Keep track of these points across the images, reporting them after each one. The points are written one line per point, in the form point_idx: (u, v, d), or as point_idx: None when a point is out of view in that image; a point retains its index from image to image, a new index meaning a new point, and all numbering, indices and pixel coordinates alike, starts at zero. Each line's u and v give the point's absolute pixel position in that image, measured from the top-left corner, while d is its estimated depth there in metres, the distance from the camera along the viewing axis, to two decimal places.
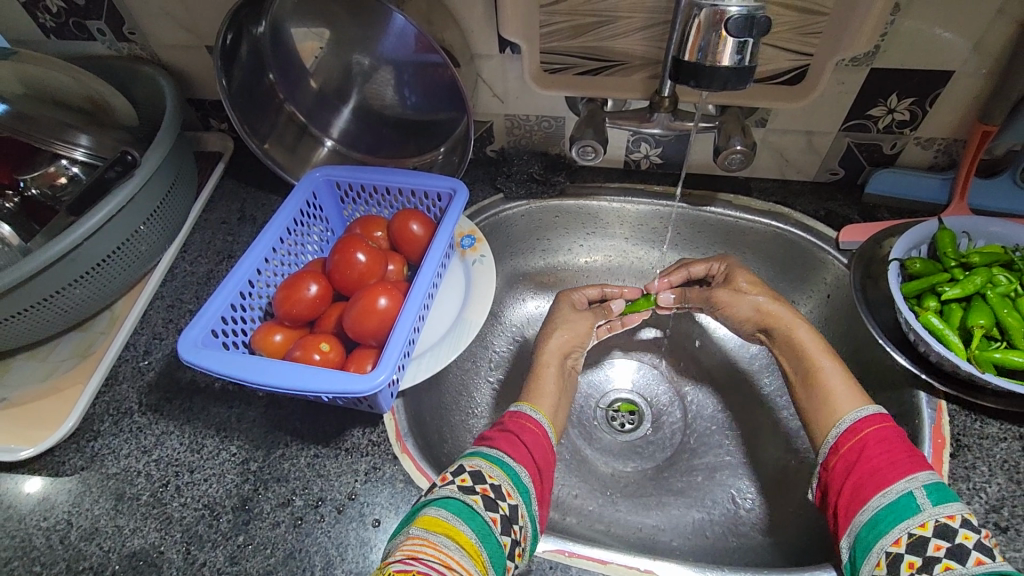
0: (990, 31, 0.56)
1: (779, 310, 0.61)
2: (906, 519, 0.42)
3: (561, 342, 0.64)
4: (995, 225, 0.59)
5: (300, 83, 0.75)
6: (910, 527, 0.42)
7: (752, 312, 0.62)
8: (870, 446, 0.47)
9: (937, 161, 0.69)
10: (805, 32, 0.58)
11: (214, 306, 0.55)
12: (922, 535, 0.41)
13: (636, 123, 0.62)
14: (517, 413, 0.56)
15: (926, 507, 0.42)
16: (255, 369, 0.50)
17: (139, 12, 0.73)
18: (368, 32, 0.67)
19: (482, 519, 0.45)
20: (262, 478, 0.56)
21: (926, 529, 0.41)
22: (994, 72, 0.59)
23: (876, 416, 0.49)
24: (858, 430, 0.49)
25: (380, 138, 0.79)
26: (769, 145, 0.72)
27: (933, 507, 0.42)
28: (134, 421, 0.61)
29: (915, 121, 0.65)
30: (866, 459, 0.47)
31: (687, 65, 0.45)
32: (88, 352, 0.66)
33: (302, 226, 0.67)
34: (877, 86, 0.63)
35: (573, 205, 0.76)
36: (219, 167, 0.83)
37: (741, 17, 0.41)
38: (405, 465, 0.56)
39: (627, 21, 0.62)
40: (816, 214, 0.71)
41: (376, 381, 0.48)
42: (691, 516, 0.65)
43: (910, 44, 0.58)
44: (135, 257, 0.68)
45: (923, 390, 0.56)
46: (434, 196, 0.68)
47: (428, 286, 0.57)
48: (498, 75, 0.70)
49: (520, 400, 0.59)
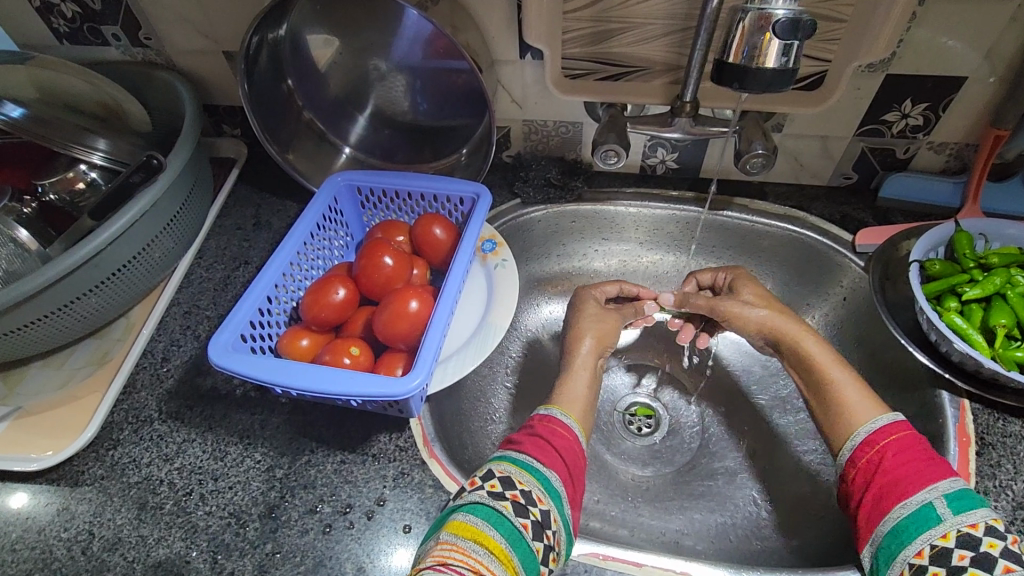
0: (1002, 39, 0.58)
1: (786, 324, 0.61)
2: (928, 530, 0.43)
3: (594, 342, 0.64)
4: (1011, 228, 0.60)
5: (317, 90, 0.74)
6: (932, 539, 0.42)
7: (759, 327, 0.63)
8: (887, 458, 0.48)
9: (948, 165, 0.70)
10: (827, 39, 0.60)
11: (242, 310, 0.54)
12: (944, 546, 0.41)
13: (656, 127, 0.62)
14: (548, 417, 0.56)
15: (948, 517, 0.42)
16: (289, 373, 0.49)
17: (155, 17, 0.73)
18: (387, 38, 0.67)
19: (511, 525, 0.44)
20: (288, 485, 0.55)
21: (948, 539, 0.42)
22: (1005, 79, 0.61)
23: (894, 424, 0.50)
24: (875, 442, 0.49)
25: (396, 143, 0.80)
26: (784, 150, 0.73)
27: (955, 517, 0.42)
28: (154, 429, 0.60)
29: (928, 126, 0.66)
30: (883, 471, 0.47)
31: (731, 66, 0.45)
32: (105, 359, 0.65)
33: (324, 230, 0.67)
34: (892, 92, 0.64)
35: (589, 210, 0.77)
36: (234, 173, 0.83)
37: (788, 20, 0.42)
38: (434, 471, 0.56)
39: (647, 27, 0.63)
40: (831, 217, 0.72)
41: (411, 385, 0.48)
42: (713, 519, 0.65)
43: (924, 52, 0.60)
44: (153, 264, 0.68)
45: (945, 389, 0.57)
46: (456, 201, 0.68)
47: (456, 289, 0.57)
48: (518, 80, 0.71)
49: (548, 404, 0.59)
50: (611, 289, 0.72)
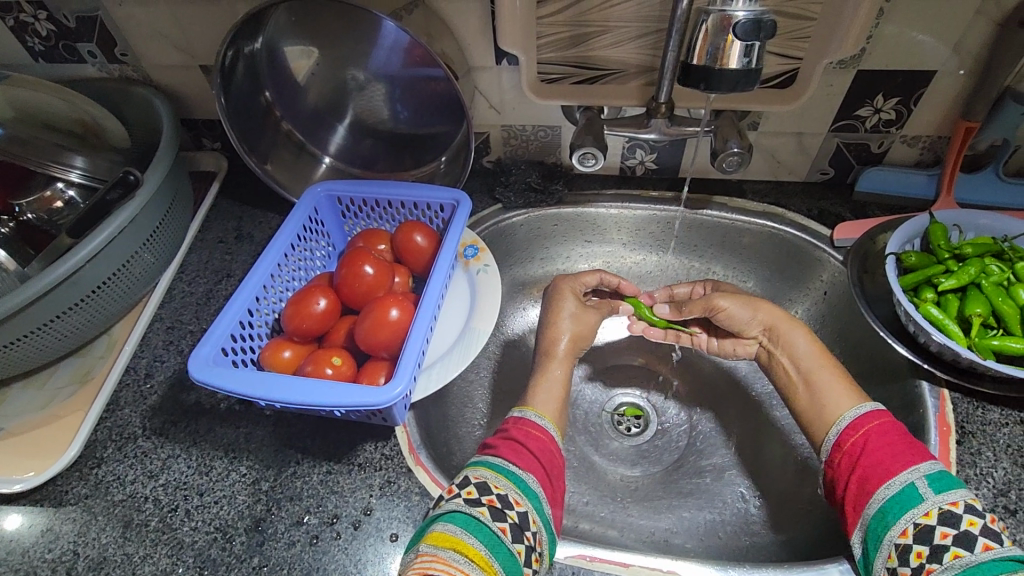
0: (969, 32, 0.59)
1: (777, 315, 0.62)
2: (912, 509, 0.43)
3: (571, 339, 0.66)
4: (984, 218, 0.61)
5: (295, 101, 0.75)
6: (916, 517, 0.43)
7: (753, 317, 0.63)
8: (872, 440, 0.48)
9: (922, 158, 0.71)
10: (795, 36, 0.60)
11: (222, 324, 0.54)
12: (928, 524, 0.42)
13: (633, 129, 0.64)
14: (521, 419, 0.56)
15: (930, 495, 0.43)
16: (270, 385, 0.49)
17: (131, 33, 0.73)
18: (363, 48, 0.67)
19: (489, 530, 0.45)
20: (274, 498, 0.55)
21: (930, 517, 0.42)
22: (974, 71, 0.62)
23: (874, 411, 0.51)
24: (859, 426, 0.50)
25: (376, 152, 0.80)
26: (761, 148, 0.73)
27: (937, 494, 0.43)
28: (138, 445, 0.59)
29: (901, 120, 0.67)
30: (868, 453, 0.48)
31: (695, 68, 0.46)
32: (87, 377, 0.65)
33: (305, 241, 0.67)
34: (863, 88, 0.65)
35: (570, 213, 0.77)
36: (215, 186, 0.83)
37: (749, 21, 0.42)
38: (420, 478, 0.56)
39: (619, 31, 0.63)
40: (809, 213, 0.73)
41: (392, 393, 0.48)
42: (702, 517, 0.66)
43: (894, 47, 0.61)
44: (134, 280, 0.67)
45: (925, 379, 0.58)
46: (436, 207, 0.68)
47: (437, 296, 0.57)
48: (494, 86, 0.72)
49: (522, 406, 0.59)
50: (591, 280, 0.71)
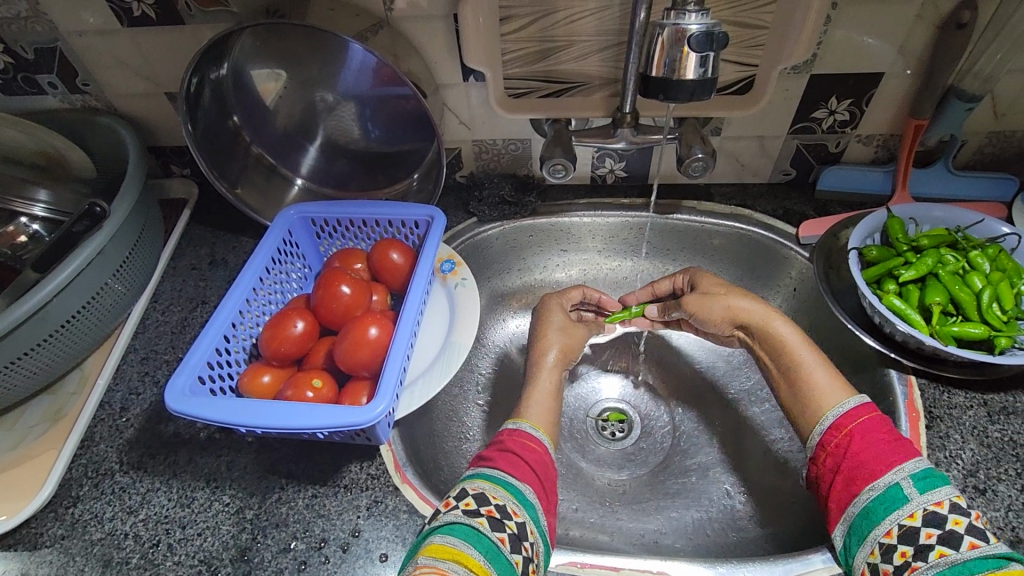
0: (911, 35, 0.62)
1: (754, 308, 0.63)
2: (896, 510, 0.44)
3: (560, 353, 0.67)
4: (938, 211, 0.64)
5: (264, 124, 0.74)
6: (900, 519, 0.44)
7: (727, 313, 0.64)
8: (855, 440, 0.49)
9: (877, 155, 0.74)
10: (749, 45, 0.62)
11: (199, 352, 0.53)
12: (912, 525, 0.43)
13: (600, 139, 0.65)
14: (517, 431, 0.57)
15: (915, 496, 0.44)
16: (250, 411, 0.49)
17: (93, 63, 0.72)
18: (330, 70, 0.68)
19: (489, 541, 0.45)
20: (260, 526, 0.54)
21: (916, 518, 0.43)
22: (919, 72, 0.65)
23: (861, 407, 0.51)
24: (844, 426, 0.51)
25: (349, 172, 0.80)
26: (725, 152, 0.76)
27: (921, 496, 0.44)
28: (115, 481, 0.58)
29: (855, 120, 0.70)
30: (852, 453, 0.49)
31: (654, 79, 0.47)
32: (60, 414, 0.63)
33: (280, 264, 0.66)
34: (817, 91, 0.68)
35: (545, 223, 0.78)
36: (185, 213, 0.82)
37: (702, 33, 0.44)
38: (407, 495, 0.56)
39: (581, 45, 0.65)
40: (774, 213, 0.75)
41: (375, 412, 0.48)
42: (690, 516, 0.67)
43: (843, 51, 0.63)
44: (104, 312, 0.66)
45: (893, 368, 0.60)
46: (411, 224, 0.68)
47: (416, 312, 0.57)
48: (463, 102, 0.73)
49: (517, 418, 0.59)
50: (576, 295, 0.74)
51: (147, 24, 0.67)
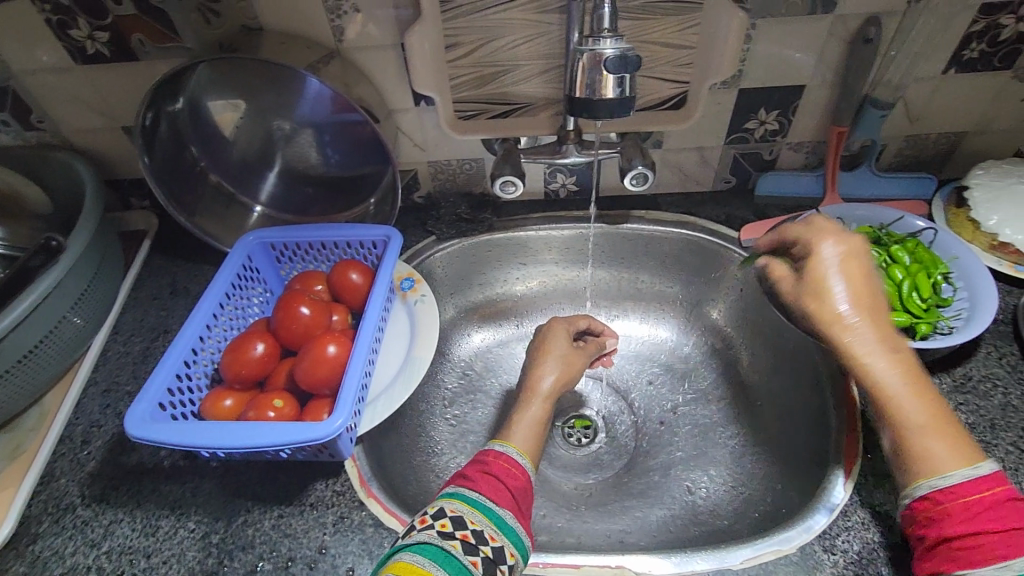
0: (826, 51, 0.67)
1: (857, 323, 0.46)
2: None
3: (557, 379, 0.67)
4: (862, 210, 0.69)
5: (222, 154, 0.76)
6: None
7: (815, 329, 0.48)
8: (952, 516, 0.41)
9: (808, 161, 0.79)
10: (678, 64, 0.67)
11: (158, 379, 0.54)
12: None
13: (547, 156, 0.69)
14: (504, 455, 0.57)
15: None
16: (210, 433, 0.50)
17: (47, 100, 0.73)
18: (285, 99, 0.70)
19: (460, 563, 0.46)
20: (226, 549, 0.55)
21: None
22: (837, 83, 0.70)
23: (973, 481, 0.41)
24: (942, 499, 0.41)
25: (308, 197, 0.82)
26: (669, 164, 0.80)
27: None
28: (77, 515, 0.58)
29: (784, 129, 0.75)
30: (947, 531, 0.41)
31: (579, 100, 0.51)
32: (18, 451, 0.63)
33: (240, 289, 0.68)
34: (747, 103, 0.72)
35: (502, 238, 0.81)
36: (145, 244, 0.82)
37: (615, 57, 0.48)
38: (373, 509, 0.57)
39: (525, 68, 0.69)
40: (718, 219, 0.80)
41: (334, 426, 0.49)
42: (653, 514, 0.69)
43: (766, 67, 0.68)
44: (63, 346, 0.66)
45: (831, 358, 0.64)
46: (369, 244, 0.70)
47: (374, 328, 0.59)
48: (417, 126, 0.75)
49: (501, 440, 0.60)
50: (582, 323, 0.75)
51: (101, 61, 0.69)
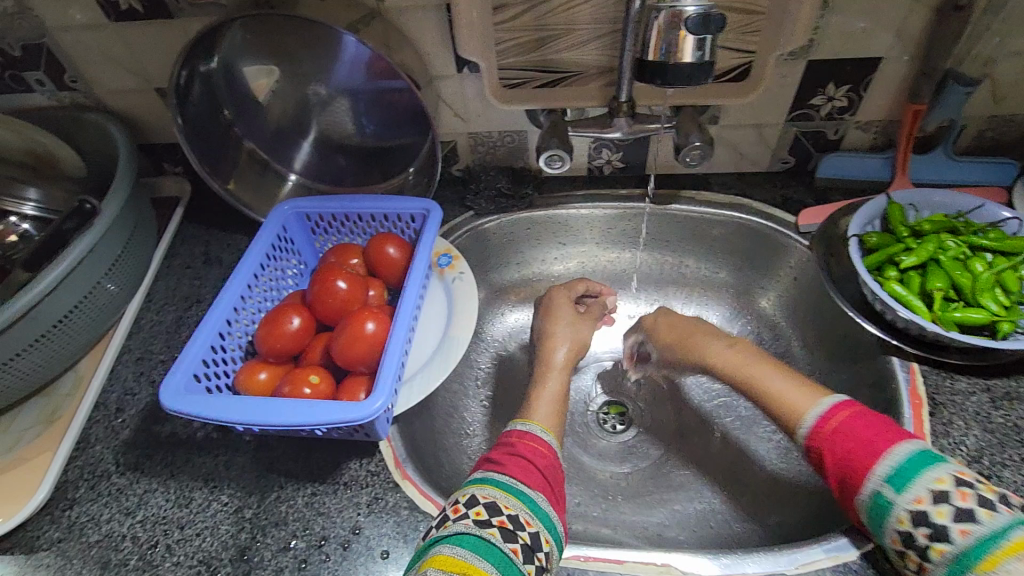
0: (908, 19, 0.61)
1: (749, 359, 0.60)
2: (892, 505, 0.43)
3: (569, 349, 0.68)
4: (940, 195, 0.63)
5: (257, 120, 0.74)
6: (904, 508, 0.42)
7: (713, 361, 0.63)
8: (839, 436, 0.48)
9: (876, 142, 0.73)
10: (745, 31, 0.62)
11: (193, 349, 0.53)
12: (930, 512, 0.41)
13: (596, 129, 0.64)
14: (527, 433, 0.56)
15: (897, 493, 0.43)
16: (246, 408, 0.48)
17: (81, 59, 0.71)
18: (322, 63, 0.67)
19: (501, 552, 0.44)
20: (259, 525, 0.54)
21: (923, 502, 0.42)
22: (916, 56, 0.64)
23: (838, 406, 0.50)
24: (827, 421, 0.50)
25: (343, 167, 0.79)
26: (724, 141, 0.75)
27: (900, 491, 0.43)
28: (112, 483, 0.57)
29: (853, 106, 0.69)
30: (841, 451, 0.48)
31: (651, 64, 0.47)
32: (54, 416, 0.62)
33: (275, 260, 0.66)
34: (816, 76, 0.67)
35: (542, 216, 0.77)
36: (179, 211, 0.81)
37: (698, 15, 0.43)
38: (408, 491, 0.55)
39: (576, 33, 0.64)
40: (774, 202, 0.75)
41: (373, 407, 0.47)
42: (693, 508, 0.66)
43: (840, 36, 0.63)
44: (97, 312, 0.65)
45: (895, 355, 0.59)
46: (406, 218, 0.68)
47: (413, 306, 0.57)
48: (458, 94, 0.72)
49: (525, 419, 0.59)
50: (581, 288, 0.75)
51: (135, 19, 0.66)
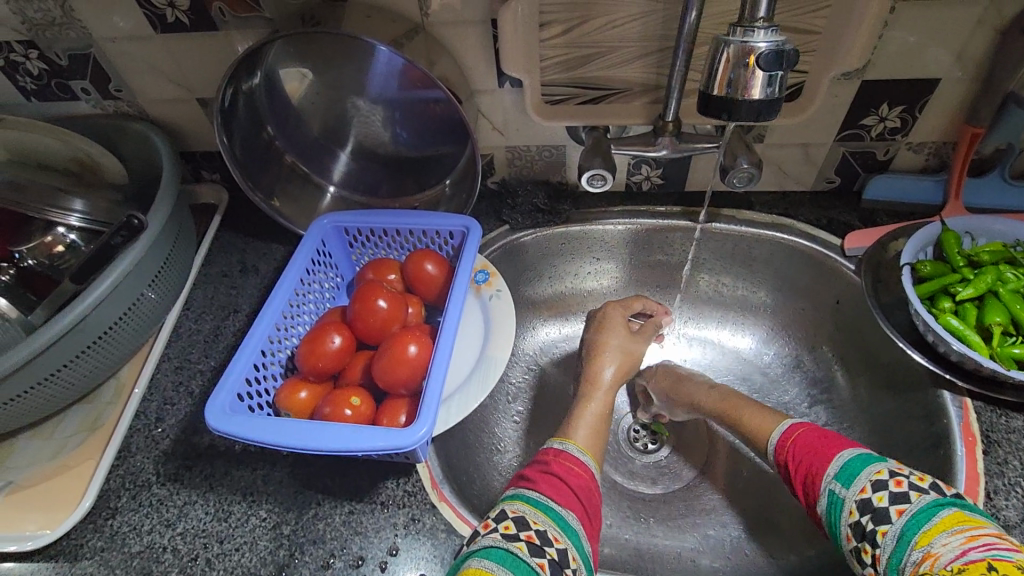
0: (971, 41, 0.59)
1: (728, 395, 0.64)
2: (845, 501, 0.47)
3: (616, 370, 0.67)
4: (999, 223, 0.61)
5: (296, 131, 0.74)
6: (858, 502, 0.46)
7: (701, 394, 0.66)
8: (795, 447, 0.54)
9: (928, 163, 0.71)
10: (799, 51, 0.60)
11: (237, 368, 0.53)
12: (882, 505, 0.45)
13: (640, 147, 0.63)
14: (563, 452, 0.56)
15: (847, 489, 0.47)
16: (291, 432, 0.48)
17: (126, 69, 0.72)
18: (363, 76, 0.66)
19: (527, 565, 0.43)
20: (297, 542, 0.54)
21: (882, 499, 0.45)
22: (977, 78, 0.62)
23: (797, 423, 0.56)
24: (788, 435, 0.56)
25: (380, 178, 0.79)
26: (769, 160, 0.73)
27: (849, 485, 0.47)
28: (153, 493, 0.58)
29: (906, 127, 0.67)
30: (800, 462, 0.53)
31: (716, 98, 0.46)
32: (96, 424, 0.63)
33: (314, 275, 0.66)
34: (869, 97, 0.65)
35: (578, 232, 0.77)
36: (217, 219, 0.81)
37: (771, 51, 0.42)
38: (445, 514, 0.55)
39: (622, 51, 0.63)
40: (818, 223, 0.73)
41: (417, 435, 0.47)
42: (727, 534, 0.65)
43: (897, 57, 0.61)
44: (139, 322, 0.66)
45: (946, 389, 0.57)
46: (445, 234, 0.67)
47: (455, 328, 0.56)
48: (498, 108, 0.71)
49: (563, 437, 0.58)
50: (637, 305, 0.74)
51: (180, 31, 0.67)
